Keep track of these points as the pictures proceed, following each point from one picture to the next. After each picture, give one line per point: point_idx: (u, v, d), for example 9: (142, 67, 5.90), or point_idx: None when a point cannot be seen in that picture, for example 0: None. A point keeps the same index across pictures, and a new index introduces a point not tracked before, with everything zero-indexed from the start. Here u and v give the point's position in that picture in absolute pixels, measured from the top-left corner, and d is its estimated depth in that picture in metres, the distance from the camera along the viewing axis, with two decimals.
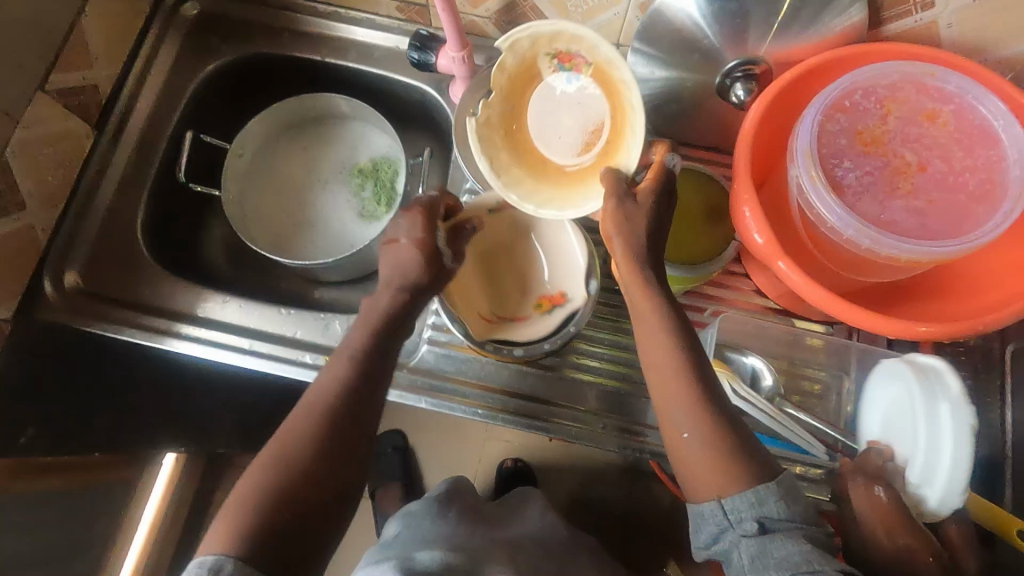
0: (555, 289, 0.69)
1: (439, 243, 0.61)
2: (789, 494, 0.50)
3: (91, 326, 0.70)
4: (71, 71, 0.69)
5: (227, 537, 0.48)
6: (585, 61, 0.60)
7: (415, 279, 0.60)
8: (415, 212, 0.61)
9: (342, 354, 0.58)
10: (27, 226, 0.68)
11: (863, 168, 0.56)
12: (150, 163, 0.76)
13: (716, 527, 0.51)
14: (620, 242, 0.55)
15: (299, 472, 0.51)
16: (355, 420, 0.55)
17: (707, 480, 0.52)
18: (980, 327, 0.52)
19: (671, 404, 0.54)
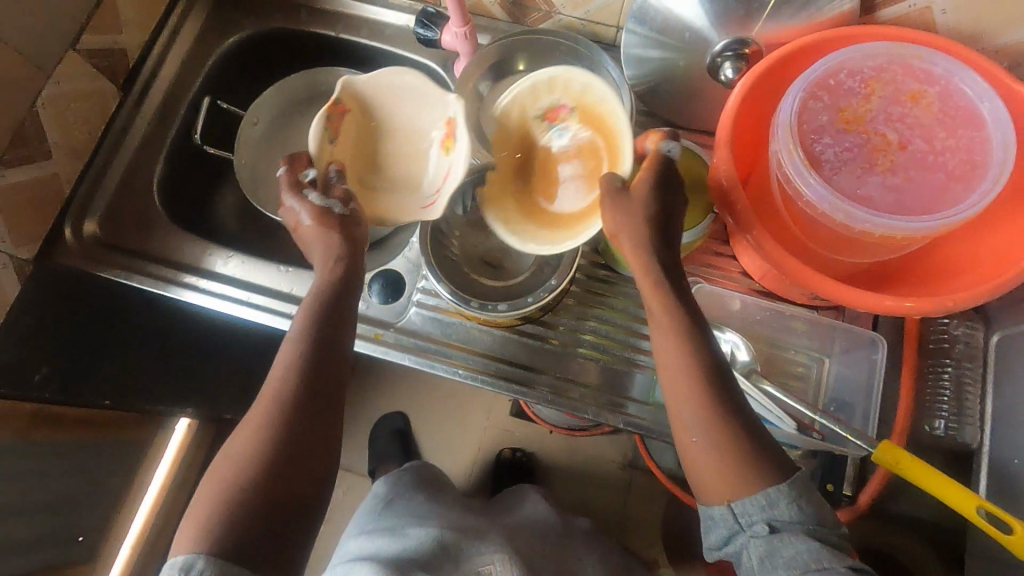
0: (439, 124, 0.68)
1: (319, 201, 0.61)
2: (802, 494, 0.50)
3: (104, 272, 0.75)
4: (103, 35, 0.74)
5: (201, 538, 0.49)
6: (568, 109, 0.63)
7: (334, 248, 0.61)
8: (285, 198, 0.62)
9: (289, 340, 0.57)
10: (53, 175, 0.73)
11: (842, 145, 0.56)
12: (171, 125, 0.81)
13: (726, 529, 0.51)
14: (627, 244, 0.55)
15: (264, 464, 0.52)
16: (315, 402, 0.55)
17: (716, 486, 0.51)
18: (951, 305, 0.52)
19: (682, 408, 0.52)
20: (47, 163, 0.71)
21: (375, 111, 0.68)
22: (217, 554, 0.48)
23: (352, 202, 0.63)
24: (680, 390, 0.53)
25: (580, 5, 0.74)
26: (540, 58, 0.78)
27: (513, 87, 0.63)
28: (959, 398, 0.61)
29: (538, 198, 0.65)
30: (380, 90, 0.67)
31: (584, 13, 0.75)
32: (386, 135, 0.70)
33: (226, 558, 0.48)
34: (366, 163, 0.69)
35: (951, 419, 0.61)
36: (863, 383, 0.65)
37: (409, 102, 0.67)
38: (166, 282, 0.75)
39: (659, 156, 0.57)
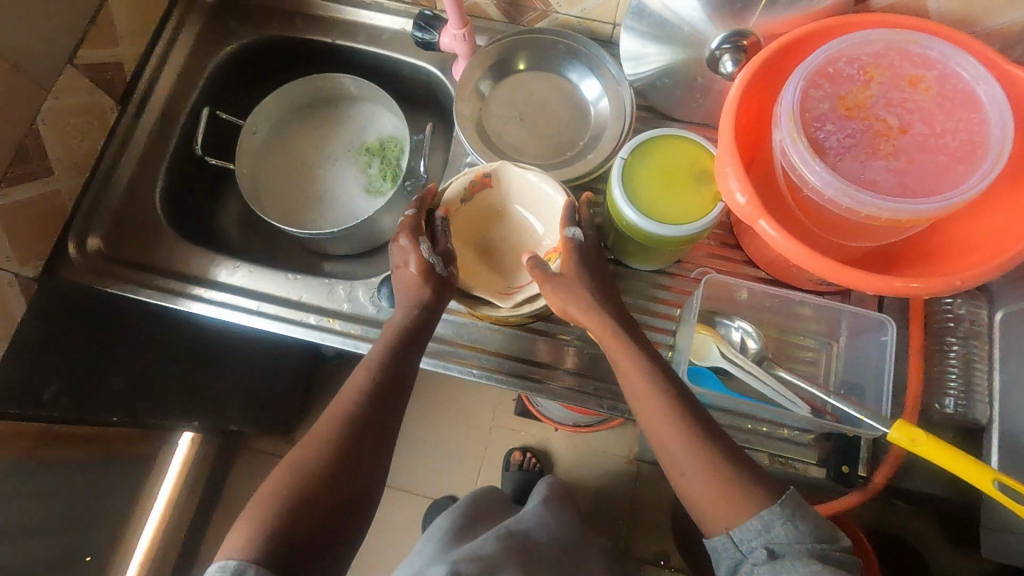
0: (555, 237, 0.67)
1: (428, 256, 0.62)
2: (796, 512, 0.51)
3: (112, 287, 0.74)
4: (99, 48, 0.74)
5: (247, 542, 0.50)
6: (494, 191, 0.68)
7: (422, 297, 0.62)
8: (401, 236, 0.63)
9: (362, 366, 0.60)
10: (55, 191, 0.72)
11: (845, 131, 0.56)
12: (170, 137, 0.81)
13: (731, 558, 0.52)
14: (577, 312, 0.60)
15: (320, 478, 0.53)
16: (373, 427, 0.57)
17: (716, 514, 0.52)
18: (959, 284, 0.52)
19: (669, 444, 0.55)
20: (49, 179, 0.71)
21: (509, 201, 0.69)
22: (267, 558, 0.49)
23: (450, 265, 0.64)
24: (662, 428, 0.56)
25: (575, 3, 0.75)
26: (539, 57, 0.79)
27: (454, 180, 0.66)
28: (968, 374, 0.62)
29: (499, 268, 0.69)
30: (521, 187, 0.68)
31: (580, 11, 0.76)
32: (499, 226, 0.70)
33: (273, 568, 0.49)
34: (472, 237, 0.69)
35: (960, 395, 0.62)
36: (874, 365, 0.66)
37: (539, 205, 0.68)
38: (171, 293, 0.74)
39: (568, 241, 0.62)
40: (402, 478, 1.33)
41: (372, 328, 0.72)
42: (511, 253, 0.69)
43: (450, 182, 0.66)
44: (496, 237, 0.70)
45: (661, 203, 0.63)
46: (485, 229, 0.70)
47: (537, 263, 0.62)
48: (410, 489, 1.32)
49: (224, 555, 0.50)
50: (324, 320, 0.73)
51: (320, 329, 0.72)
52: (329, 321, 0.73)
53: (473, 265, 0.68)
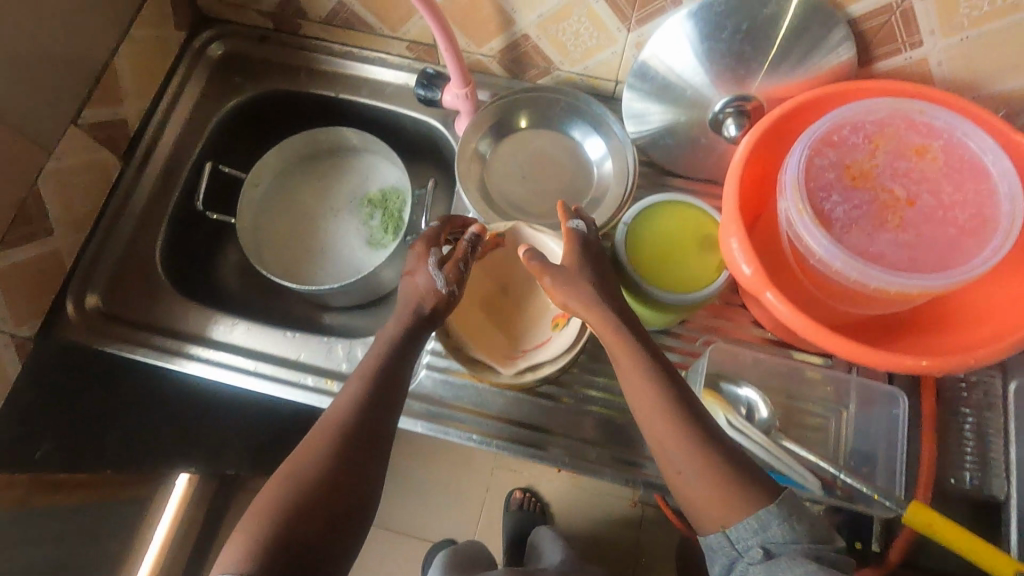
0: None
1: (432, 271, 0.61)
2: (793, 514, 0.50)
3: (106, 346, 0.73)
4: (104, 107, 0.74)
5: (244, 558, 0.47)
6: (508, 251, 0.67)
7: (420, 308, 0.61)
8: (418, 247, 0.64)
9: (358, 376, 0.58)
10: (54, 249, 0.72)
11: (851, 202, 0.55)
12: (172, 191, 0.80)
13: (726, 558, 0.51)
14: (577, 304, 0.57)
15: (314, 491, 0.51)
16: (370, 435, 0.55)
17: (713, 512, 0.51)
18: (972, 363, 0.51)
19: (666, 444, 0.53)
20: (48, 240, 0.71)
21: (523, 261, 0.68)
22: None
23: (455, 285, 0.61)
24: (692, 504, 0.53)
25: (579, 61, 0.76)
26: (541, 115, 0.79)
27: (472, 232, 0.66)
28: (983, 447, 0.61)
29: (503, 331, 0.66)
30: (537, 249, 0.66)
31: (583, 69, 0.77)
32: (509, 288, 0.68)
33: None
34: (480, 296, 0.67)
35: (976, 469, 0.60)
36: (886, 435, 0.64)
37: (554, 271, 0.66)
38: (169, 352, 0.73)
39: (569, 231, 0.61)
40: (401, 521, 1.30)
41: None
42: (519, 318, 0.67)
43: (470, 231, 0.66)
44: (505, 298, 0.68)
45: (665, 270, 0.63)
46: (494, 290, 0.68)
47: (532, 254, 0.59)
48: (410, 533, 1.29)
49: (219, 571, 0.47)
50: (322, 381, 0.72)
51: (318, 391, 0.71)
52: (327, 383, 0.71)
53: (478, 325, 0.66)
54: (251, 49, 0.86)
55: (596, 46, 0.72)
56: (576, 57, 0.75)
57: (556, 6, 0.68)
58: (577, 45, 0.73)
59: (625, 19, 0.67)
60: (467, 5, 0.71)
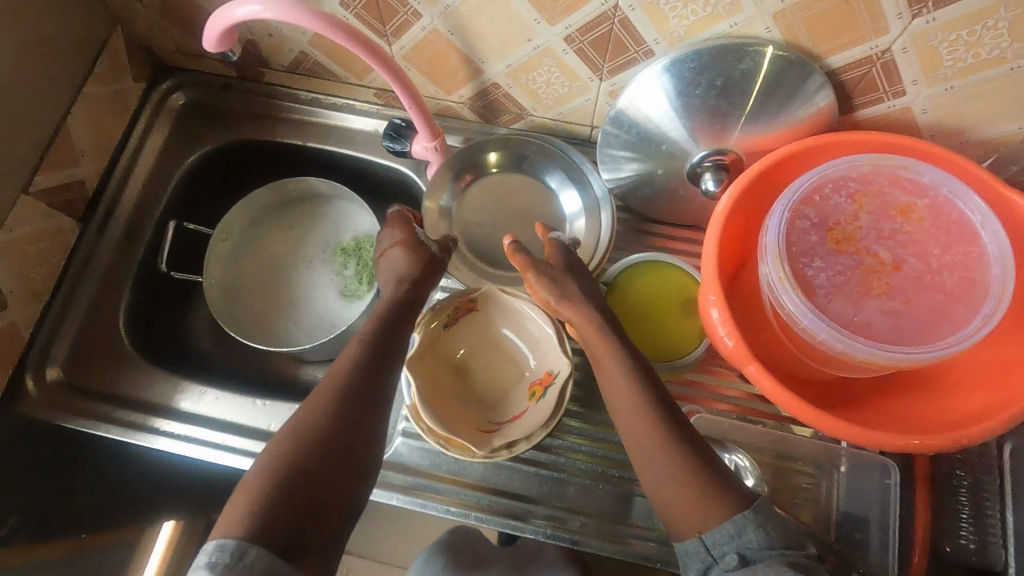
0: (542, 370, 0.63)
1: (420, 236, 0.66)
2: (769, 520, 0.49)
3: (69, 422, 0.71)
4: (57, 170, 0.71)
5: (246, 518, 0.44)
6: (478, 317, 0.66)
7: (409, 271, 0.63)
8: (393, 223, 0.68)
9: (354, 341, 0.57)
10: (9, 323, 0.69)
11: (834, 268, 0.53)
12: (135, 252, 0.78)
13: (701, 564, 0.49)
14: (557, 299, 0.58)
15: (317, 451, 0.48)
16: (374, 397, 0.54)
17: (688, 517, 0.50)
18: (966, 440, 0.48)
19: (643, 440, 0.52)
20: (3, 313, 0.68)
21: (494, 327, 0.66)
22: (267, 539, 0.43)
23: (444, 252, 0.67)
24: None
25: (551, 107, 0.73)
26: (514, 164, 0.77)
27: (438, 300, 0.64)
28: (978, 510, 0.60)
29: (476, 403, 0.64)
30: (510, 315, 0.65)
31: (557, 114, 0.74)
32: (481, 357, 0.66)
33: (278, 545, 0.43)
34: (450, 367, 0.65)
35: (973, 535, 0.60)
36: (878, 498, 0.62)
37: (527, 338, 0.65)
38: (133, 427, 0.71)
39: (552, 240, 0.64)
40: None
41: None
42: (493, 389, 0.65)
43: (437, 300, 0.64)
44: (477, 368, 0.66)
45: (644, 336, 0.62)
46: (465, 361, 0.66)
47: (520, 248, 0.61)
48: None
49: (217, 535, 0.44)
50: None
51: None
52: None
53: (449, 399, 0.63)
54: (215, 98, 0.84)
55: (569, 94, 0.70)
56: (549, 104, 0.72)
57: (524, 56, 0.65)
58: (548, 93, 0.70)
59: (597, 68, 0.64)
60: (432, 55, 0.69)
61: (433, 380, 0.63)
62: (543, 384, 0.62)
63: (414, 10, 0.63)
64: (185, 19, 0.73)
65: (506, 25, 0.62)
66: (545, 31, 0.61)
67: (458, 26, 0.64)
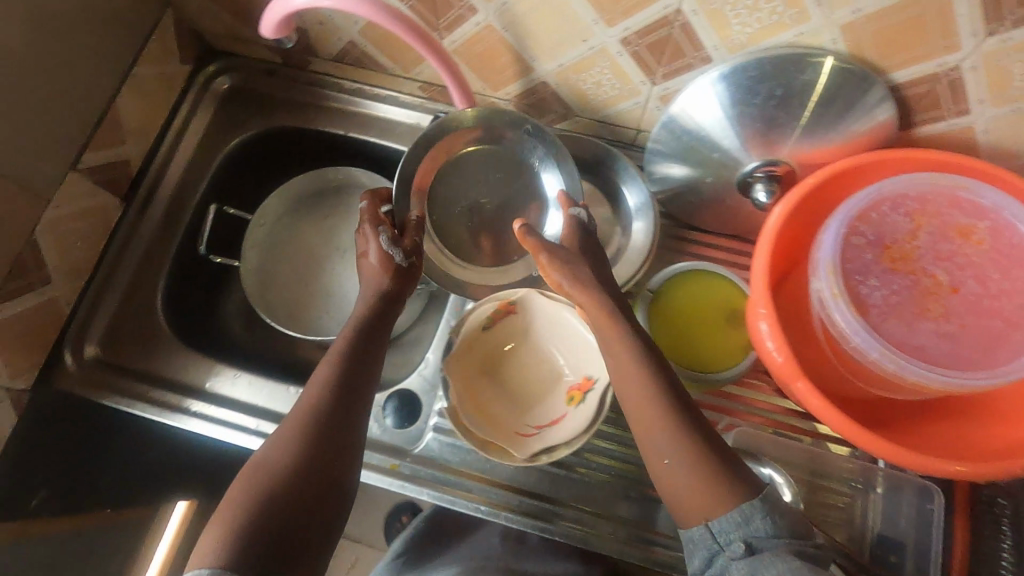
0: (580, 376, 0.63)
1: (383, 246, 0.64)
2: (776, 508, 0.48)
3: (104, 399, 0.71)
4: (104, 149, 0.71)
5: (218, 554, 0.45)
6: (518, 319, 0.65)
7: (382, 283, 0.62)
8: (364, 227, 0.66)
9: (326, 360, 0.58)
10: (51, 298, 0.69)
11: (889, 287, 0.52)
12: (174, 233, 0.78)
13: (706, 552, 0.48)
14: (571, 284, 0.57)
15: (289, 476, 0.49)
16: (347, 421, 0.54)
17: (695, 503, 0.49)
18: (1014, 470, 0.48)
19: (654, 425, 0.51)
20: (46, 288, 0.68)
21: (533, 330, 0.65)
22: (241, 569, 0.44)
23: (413, 257, 0.65)
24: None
25: (599, 109, 0.72)
26: (513, 157, 0.73)
27: (480, 304, 0.63)
28: None
29: (511, 405, 0.63)
30: (551, 319, 0.64)
31: (603, 116, 0.73)
32: (517, 360, 0.65)
33: None
34: (488, 368, 0.64)
35: None
36: (913, 521, 0.61)
37: (567, 342, 0.64)
38: (167, 408, 0.71)
39: (573, 219, 0.62)
40: None
41: (376, 454, 0.68)
42: (529, 392, 0.64)
43: (479, 305, 0.63)
44: (513, 370, 0.65)
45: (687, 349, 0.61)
46: (501, 362, 0.65)
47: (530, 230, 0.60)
48: None
49: (193, 567, 0.45)
50: None
51: None
52: None
53: (487, 400, 0.63)
54: (258, 83, 0.84)
55: (618, 96, 0.69)
56: (597, 105, 0.71)
57: (577, 55, 0.65)
58: (597, 94, 0.69)
59: (651, 72, 0.63)
60: (483, 51, 0.68)
61: (471, 381, 0.63)
62: (582, 390, 0.62)
63: (469, 6, 0.62)
64: (237, 4, 0.73)
65: (562, 25, 0.61)
66: (602, 32, 0.60)
67: (513, 23, 0.63)
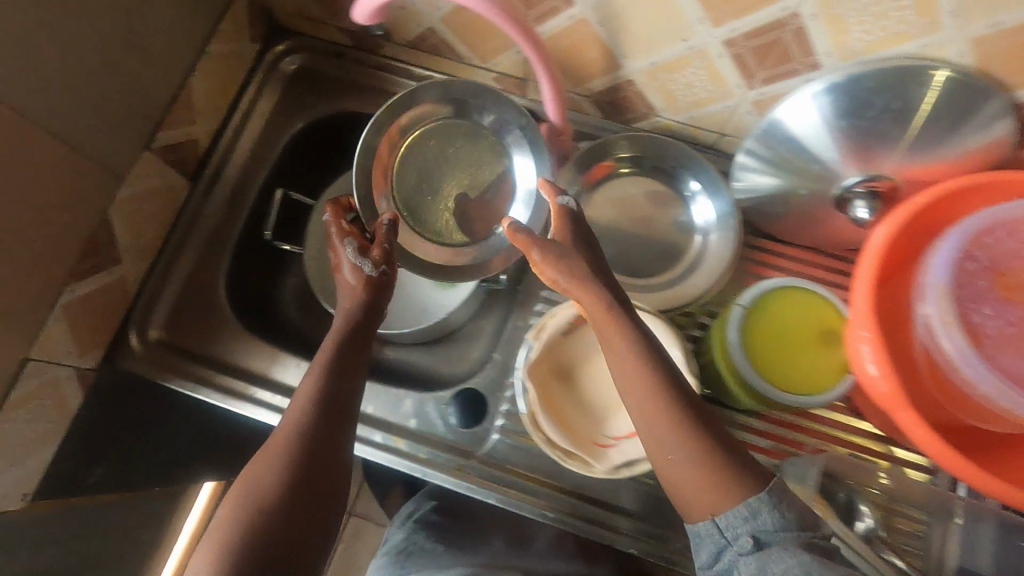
0: None
1: (353, 258, 0.61)
2: (785, 500, 0.47)
3: (170, 381, 0.70)
4: (177, 128, 0.71)
5: None
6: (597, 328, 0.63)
7: (360, 294, 0.61)
8: (336, 240, 0.63)
9: (309, 376, 0.57)
10: (120, 278, 0.68)
11: (1007, 317, 0.48)
12: (238, 217, 0.77)
13: (714, 547, 0.47)
14: (568, 282, 0.54)
15: (274, 499, 0.50)
16: (330, 437, 0.54)
17: (702, 498, 0.48)
18: None
19: (655, 424, 0.50)
20: (115, 267, 0.67)
21: None
22: None
23: (386, 266, 0.61)
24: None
25: (684, 110, 0.70)
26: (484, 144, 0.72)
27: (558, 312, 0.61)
28: None
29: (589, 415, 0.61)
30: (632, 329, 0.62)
31: (687, 118, 0.71)
32: (595, 369, 0.63)
33: None
34: (566, 376, 0.62)
35: None
36: None
37: None
38: (232, 395, 0.70)
39: (560, 209, 0.58)
40: None
41: (443, 453, 0.68)
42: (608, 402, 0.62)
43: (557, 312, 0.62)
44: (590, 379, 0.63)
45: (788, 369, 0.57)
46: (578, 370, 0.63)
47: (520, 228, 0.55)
48: None
49: None
50: (389, 438, 0.68)
51: (387, 449, 0.68)
52: (398, 441, 0.68)
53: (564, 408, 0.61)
54: (326, 65, 0.81)
55: (708, 99, 0.66)
56: (683, 107, 0.69)
57: (673, 55, 0.62)
58: (685, 95, 0.67)
59: (750, 75, 0.61)
60: (570, 45, 0.66)
61: (549, 389, 0.61)
62: None
63: None
64: None
65: (663, 22, 0.59)
66: (706, 32, 0.58)
67: (610, 18, 0.60)
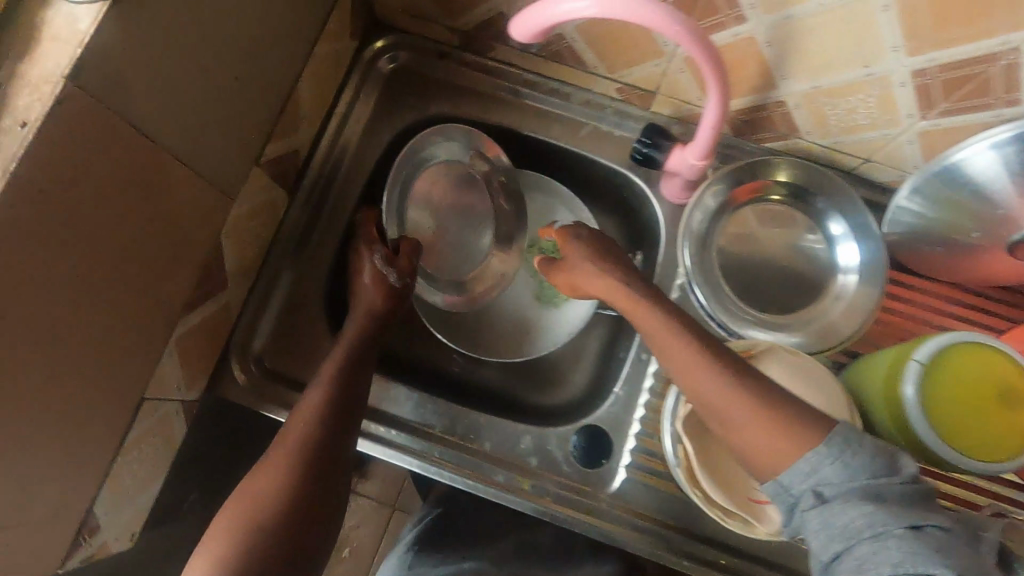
0: None
1: (381, 266, 0.65)
2: (849, 447, 0.42)
3: (275, 415, 0.65)
4: (283, 140, 0.65)
5: None
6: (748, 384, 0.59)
7: (371, 302, 0.65)
8: (360, 248, 0.67)
9: (314, 387, 0.59)
10: (225, 304, 0.64)
11: None
12: (337, 232, 0.71)
13: (785, 506, 0.45)
14: (595, 283, 0.61)
15: (278, 509, 0.51)
16: (334, 450, 0.56)
17: (764, 452, 0.45)
18: None
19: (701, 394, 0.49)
20: (221, 293, 0.63)
21: None
22: None
23: (407, 277, 0.67)
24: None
25: (832, 134, 0.65)
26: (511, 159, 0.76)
27: None
28: None
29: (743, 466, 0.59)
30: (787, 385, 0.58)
31: (832, 141, 0.66)
32: None
33: None
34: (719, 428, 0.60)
35: None
36: None
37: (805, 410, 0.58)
38: None
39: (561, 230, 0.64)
40: None
41: (573, 496, 0.65)
42: None
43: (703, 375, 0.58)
44: None
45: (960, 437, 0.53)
46: None
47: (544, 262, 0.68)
48: None
49: None
50: (512, 477, 0.65)
51: (513, 490, 0.64)
52: (522, 483, 0.65)
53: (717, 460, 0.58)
54: (428, 65, 0.75)
55: (865, 125, 0.61)
56: (833, 131, 0.64)
57: (844, 80, 0.57)
58: (841, 120, 0.62)
59: (929, 106, 0.56)
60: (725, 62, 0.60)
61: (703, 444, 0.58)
62: None
63: (739, 15, 0.54)
64: None
65: (845, 46, 0.53)
66: (895, 59, 0.52)
67: (784, 38, 0.55)
